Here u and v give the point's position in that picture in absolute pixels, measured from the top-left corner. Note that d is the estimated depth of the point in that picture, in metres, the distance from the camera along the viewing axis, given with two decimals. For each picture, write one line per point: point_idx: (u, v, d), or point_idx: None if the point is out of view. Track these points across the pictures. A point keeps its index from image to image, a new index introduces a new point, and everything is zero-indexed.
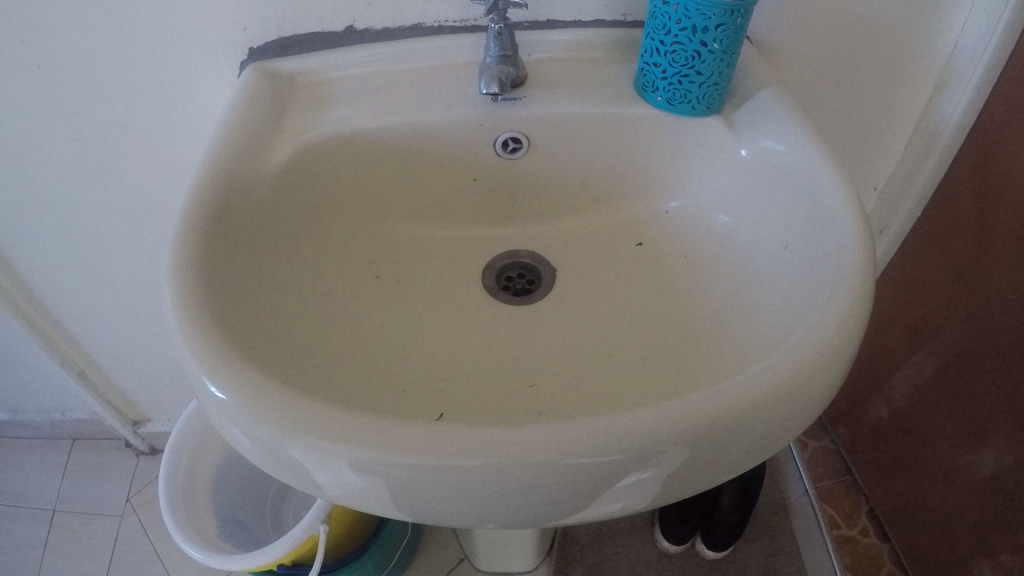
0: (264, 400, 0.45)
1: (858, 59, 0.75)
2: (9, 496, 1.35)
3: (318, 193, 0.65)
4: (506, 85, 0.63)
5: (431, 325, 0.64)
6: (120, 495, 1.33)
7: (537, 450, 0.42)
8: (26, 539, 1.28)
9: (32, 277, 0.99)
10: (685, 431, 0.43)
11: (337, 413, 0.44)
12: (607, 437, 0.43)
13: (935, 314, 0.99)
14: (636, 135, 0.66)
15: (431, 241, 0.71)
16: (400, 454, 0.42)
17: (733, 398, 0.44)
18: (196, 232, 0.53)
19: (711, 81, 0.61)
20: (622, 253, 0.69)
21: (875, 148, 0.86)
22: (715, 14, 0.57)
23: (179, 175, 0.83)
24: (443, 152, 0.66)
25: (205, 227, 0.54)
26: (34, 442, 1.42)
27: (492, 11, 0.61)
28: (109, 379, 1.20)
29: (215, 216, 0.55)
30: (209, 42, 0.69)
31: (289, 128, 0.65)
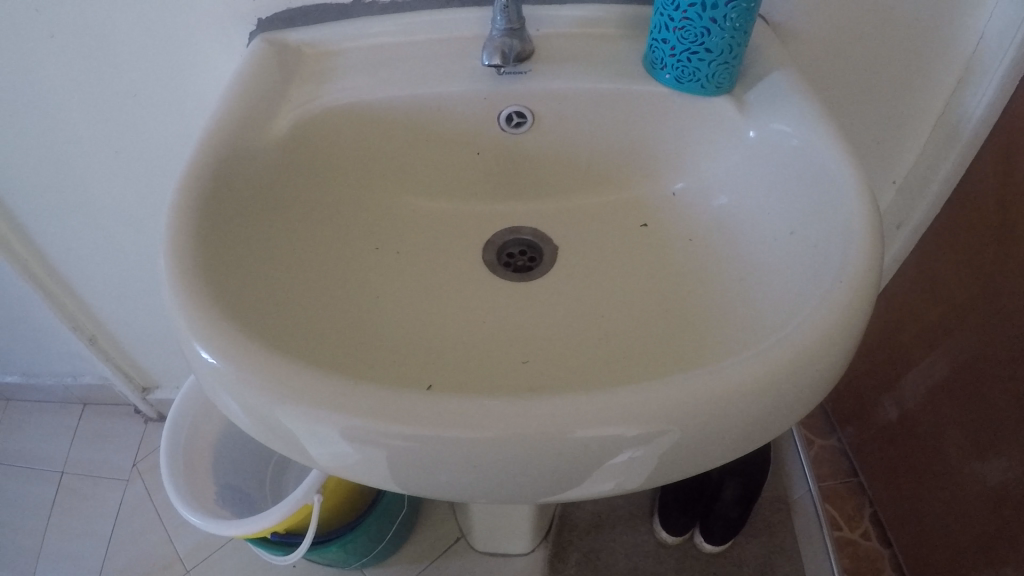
0: (252, 365, 0.45)
1: (878, 45, 0.73)
2: (21, 457, 1.38)
3: (319, 163, 0.65)
4: (507, 59, 0.62)
5: (431, 298, 0.63)
6: (127, 461, 1.35)
7: (520, 423, 0.42)
8: (35, 499, 1.32)
9: (47, 243, 1.01)
10: (674, 413, 0.42)
11: (324, 380, 0.44)
12: (591, 413, 0.42)
13: (949, 313, 0.96)
14: (642, 114, 0.65)
15: (432, 215, 0.70)
16: (386, 424, 0.42)
17: (724, 381, 0.43)
18: (195, 197, 0.53)
19: (721, 60, 0.60)
20: (625, 233, 0.68)
21: (894, 138, 0.84)
22: None
23: (184, 143, 0.83)
24: (449, 126, 0.66)
25: (203, 192, 0.54)
26: (46, 405, 1.46)
27: None
28: (121, 347, 1.22)
29: (214, 181, 0.55)
30: (217, 12, 0.69)
31: (293, 98, 0.65)
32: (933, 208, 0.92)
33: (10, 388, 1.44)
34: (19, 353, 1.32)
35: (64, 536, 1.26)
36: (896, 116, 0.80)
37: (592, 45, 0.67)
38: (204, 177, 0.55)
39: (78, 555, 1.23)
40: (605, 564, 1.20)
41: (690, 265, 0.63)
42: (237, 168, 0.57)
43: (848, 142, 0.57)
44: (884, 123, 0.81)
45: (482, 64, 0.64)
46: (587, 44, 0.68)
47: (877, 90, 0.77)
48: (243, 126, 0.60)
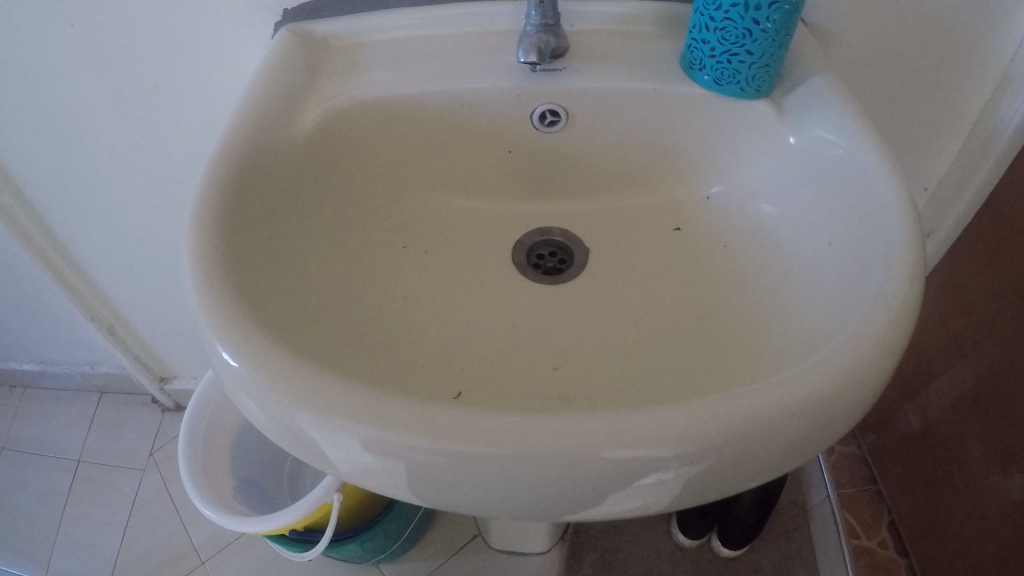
0: (273, 372, 0.44)
1: (919, 50, 0.70)
2: (38, 444, 1.39)
3: (348, 159, 0.64)
4: (544, 55, 0.61)
5: (459, 299, 0.62)
6: (143, 450, 1.36)
7: (551, 442, 0.41)
8: (51, 487, 1.32)
9: (67, 232, 1.00)
10: (709, 435, 0.41)
11: (347, 390, 0.43)
12: (623, 432, 0.41)
13: (976, 323, 0.94)
14: (678, 116, 0.64)
15: (461, 214, 0.69)
16: (410, 438, 0.41)
17: (761, 402, 0.42)
18: (221, 195, 0.52)
19: (762, 62, 0.58)
20: (658, 237, 0.66)
21: (929, 145, 0.81)
22: None
23: (206, 134, 0.81)
24: (480, 122, 0.64)
25: (228, 189, 0.53)
26: (63, 393, 1.46)
27: None
28: (138, 337, 1.22)
29: (238, 176, 0.54)
30: (243, 2, 0.68)
31: (320, 92, 0.63)
32: (967, 214, 0.90)
33: (28, 374, 1.44)
34: (37, 341, 1.32)
35: (80, 525, 1.27)
36: (934, 121, 0.78)
37: (628, 43, 0.65)
38: (230, 173, 0.54)
39: (94, 544, 1.24)
40: (620, 566, 1.20)
41: (725, 272, 0.62)
42: (262, 162, 0.56)
43: (891, 152, 0.55)
44: (921, 127, 0.79)
45: (517, 60, 0.63)
46: (622, 41, 0.66)
47: (918, 94, 0.75)
48: (268, 120, 0.58)
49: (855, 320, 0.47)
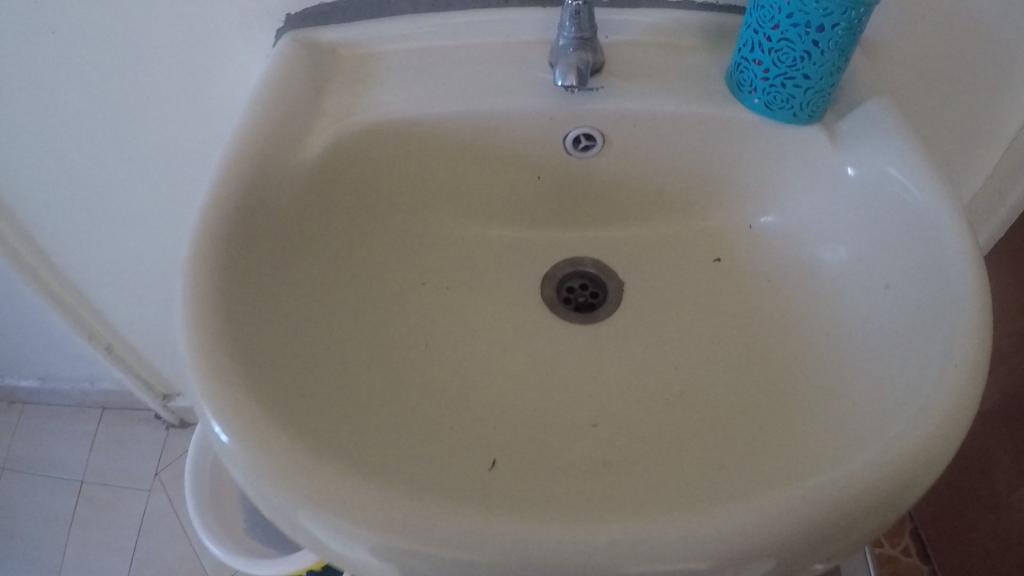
0: (280, 462, 0.39)
1: (967, 79, 0.65)
2: (38, 463, 1.36)
3: (361, 190, 0.59)
4: (585, 78, 0.55)
5: (484, 346, 0.58)
6: (149, 469, 1.33)
7: (597, 550, 0.37)
8: (54, 509, 1.30)
9: (59, 250, 0.94)
10: (766, 540, 0.37)
11: (366, 486, 0.38)
12: (679, 539, 0.37)
13: (1007, 341, 0.91)
14: (720, 140, 0.58)
15: (484, 242, 0.64)
16: (436, 545, 0.37)
17: (826, 501, 0.38)
18: (224, 245, 0.47)
19: (819, 87, 0.53)
20: (697, 270, 0.62)
21: (965, 167, 0.76)
22: (834, 11, 0.48)
23: (205, 146, 0.75)
24: (504, 148, 0.59)
25: (230, 236, 0.48)
26: (62, 408, 1.41)
27: None
28: (137, 355, 1.18)
29: (241, 220, 0.49)
30: (241, 8, 0.61)
31: (327, 112, 0.57)
32: (1006, 227, 0.85)
33: (25, 390, 1.38)
34: (34, 359, 1.27)
35: (88, 549, 1.25)
36: (985, 144, 0.73)
37: (664, 63, 0.60)
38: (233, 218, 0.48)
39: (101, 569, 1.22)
40: None
41: (772, 315, 0.58)
42: (267, 202, 0.51)
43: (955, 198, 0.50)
44: (970, 147, 0.74)
45: (554, 83, 0.56)
46: (656, 58, 0.60)
47: (970, 117, 0.69)
48: (272, 149, 0.53)
49: (923, 392, 0.43)
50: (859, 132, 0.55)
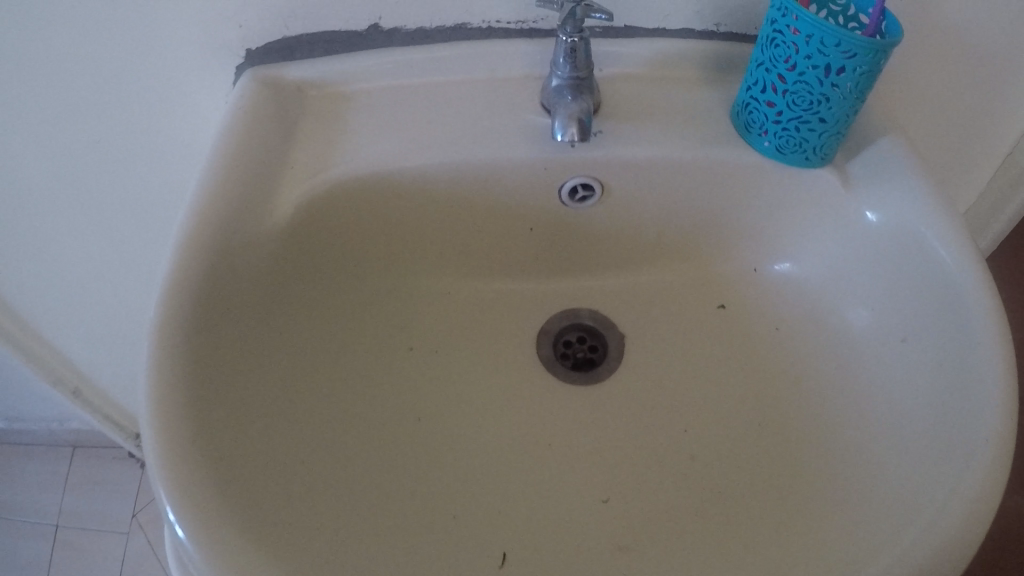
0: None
1: (974, 109, 0.62)
2: (8, 509, 1.30)
3: (340, 253, 0.54)
4: (586, 129, 0.50)
5: (481, 413, 0.54)
6: (126, 510, 1.28)
7: None
8: (29, 557, 1.24)
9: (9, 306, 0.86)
10: None
11: None
12: None
13: None
14: (725, 184, 0.54)
15: (475, 295, 0.60)
16: None
17: None
18: (192, 336, 0.42)
19: (835, 130, 0.49)
20: (701, 320, 0.58)
21: (961, 195, 0.74)
22: (857, 54, 0.44)
23: (169, 187, 0.68)
24: (495, 200, 0.54)
25: (198, 323, 0.42)
26: (29, 450, 1.36)
27: (566, 21, 0.49)
28: (106, 395, 1.09)
29: (210, 303, 0.44)
30: (197, 45, 0.55)
31: (295, 163, 0.52)
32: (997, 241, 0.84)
33: None
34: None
35: None
36: (984, 174, 0.70)
37: (662, 99, 0.56)
38: (200, 303, 0.43)
39: None
40: None
41: (783, 370, 0.55)
42: (236, 281, 0.46)
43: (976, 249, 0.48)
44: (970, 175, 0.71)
45: (552, 136, 0.51)
46: (651, 95, 0.56)
47: (972, 147, 0.67)
48: (239, 215, 0.47)
49: (957, 471, 0.40)
50: (871, 179, 0.52)
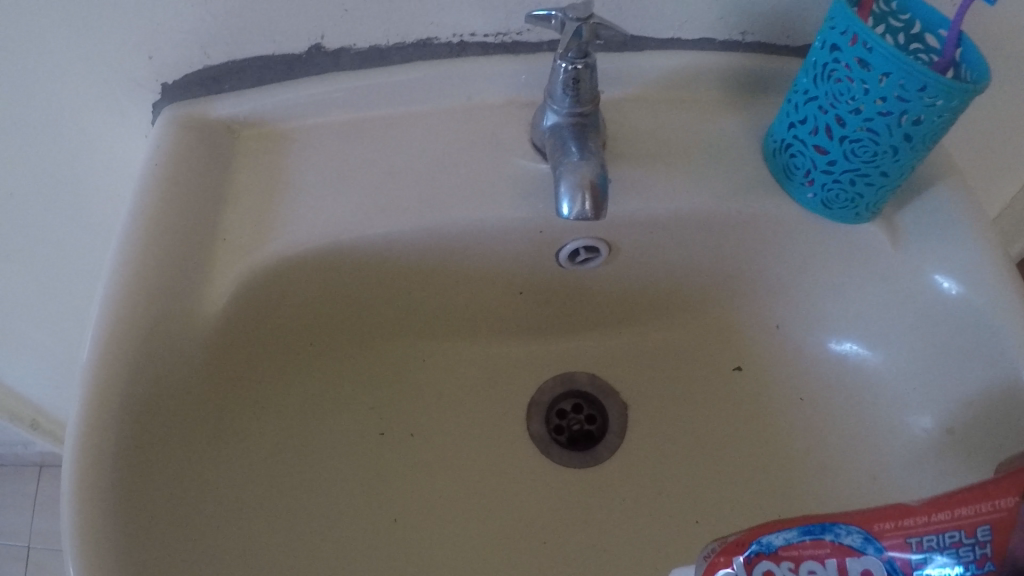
0: None
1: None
2: None
3: (293, 334, 0.46)
4: (602, 200, 0.37)
5: (469, 503, 0.48)
6: None
7: None
8: None
9: None
10: None
11: None
12: None
13: None
14: (750, 238, 0.46)
15: (453, 360, 0.52)
16: None
17: None
18: (113, 482, 0.35)
19: (897, 183, 0.40)
20: (714, 386, 0.51)
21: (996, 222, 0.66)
22: (943, 102, 0.35)
23: (94, 224, 0.56)
24: (480, 263, 0.46)
25: (122, 462, 0.35)
26: None
27: (569, 44, 0.38)
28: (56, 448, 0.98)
29: (133, 432, 0.36)
30: (100, 80, 0.44)
31: (230, 233, 0.42)
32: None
33: None
34: None
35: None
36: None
37: (672, 133, 0.47)
38: (121, 435, 0.36)
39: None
40: None
41: (808, 452, 0.48)
42: (165, 393, 0.38)
43: None
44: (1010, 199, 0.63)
45: (557, 211, 0.38)
46: (659, 127, 0.47)
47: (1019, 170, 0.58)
48: (166, 310, 0.39)
49: None
50: (927, 236, 0.43)
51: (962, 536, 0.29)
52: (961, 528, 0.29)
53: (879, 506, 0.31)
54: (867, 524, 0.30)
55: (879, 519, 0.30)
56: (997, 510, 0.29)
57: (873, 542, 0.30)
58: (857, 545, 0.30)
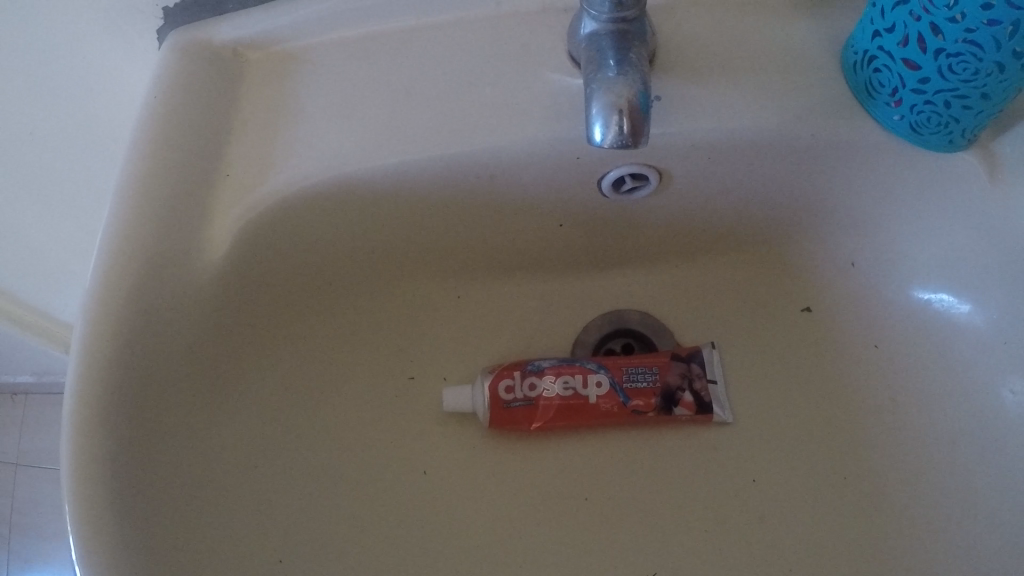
0: None
1: None
2: None
3: (313, 273, 0.43)
4: (642, 123, 0.31)
5: (503, 448, 0.45)
6: None
7: None
8: None
9: None
10: None
11: None
12: None
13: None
14: (822, 162, 0.40)
15: (488, 298, 0.48)
16: None
17: None
18: (119, 427, 0.33)
19: (999, 108, 0.34)
20: (777, 327, 0.46)
21: None
22: None
23: (107, 160, 0.54)
24: (510, 193, 0.41)
25: (128, 403, 0.34)
26: None
27: None
28: None
29: (141, 376, 0.35)
30: (98, 6, 0.41)
31: (235, 168, 0.39)
32: None
33: None
34: None
35: None
36: None
37: (733, 37, 0.40)
38: (127, 378, 0.34)
39: None
40: None
41: (876, 406, 0.42)
42: (173, 337, 0.36)
43: None
44: None
45: (588, 141, 0.32)
46: (718, 31, 0.40)
47: None
48: (168, 248, 0.37)
49: None
50: None
51: (647, 366, 0.44)
52: (646, 356, 0.45)
53: (615, 358, 0.44)
54: (603, 359, 0.44)
55: (610, 360, 0.44)
56: (660, 362, 0.45)
57: (604, 367, 0.44)
58: (595, 366, 0.44)
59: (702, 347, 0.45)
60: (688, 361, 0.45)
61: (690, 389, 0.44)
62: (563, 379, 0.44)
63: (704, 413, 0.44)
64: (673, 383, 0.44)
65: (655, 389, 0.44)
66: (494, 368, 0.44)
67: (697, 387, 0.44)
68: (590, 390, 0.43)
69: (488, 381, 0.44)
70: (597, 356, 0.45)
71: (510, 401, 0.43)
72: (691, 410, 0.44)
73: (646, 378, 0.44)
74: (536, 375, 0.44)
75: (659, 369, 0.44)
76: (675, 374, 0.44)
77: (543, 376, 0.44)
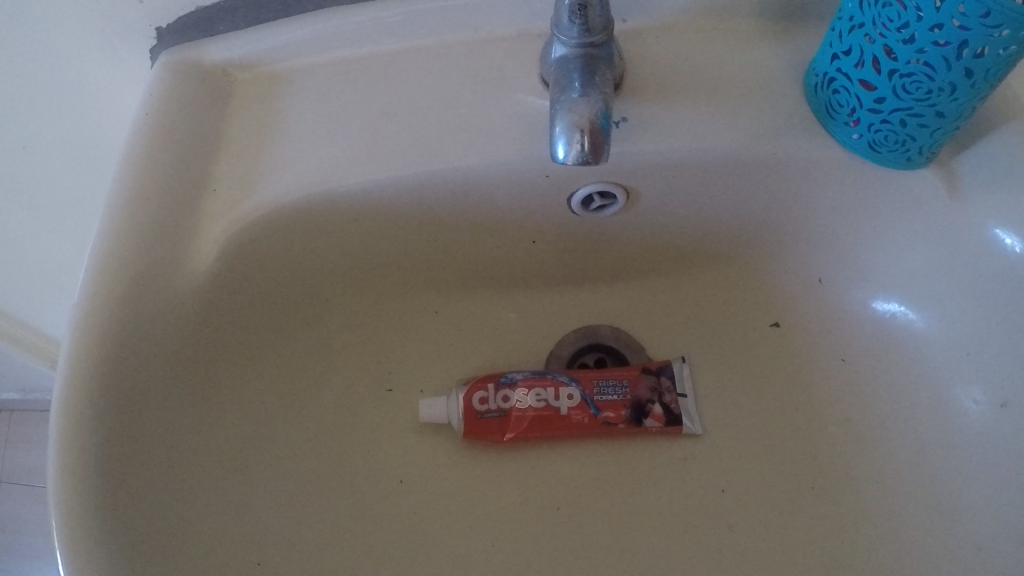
0: None
1: None
2: None
3: (295, 286, 0.44)
4: (603, 141, 0.33)
5: (478, 457, 0.46)
6: None
7: None
8: None
9: None
10: None
11: None
12: None
13: None
14: (784, 180, 0.41)
15: (466, 312, 0.49)
16: None
17: None
18: (103, 430, 0.34)
19: (954, 126, 0.35)
20: (747, 342, 0.47)
21: None
22: (1008, 33, 0.30)
23: (94, 176, 0.56)
24: (484, 209, 0.43)
25: (113, 404, 0.35)
26: None
27: None
28: None
29: (126, 380, 0.36)
30: (97, 27, 0.43)
31: (221, 184, 0.41)
32: None
33: None
34: None
35: None
36: None
37: (699, 61, 0.42)
38: (112, 382, 0.35)
39: None
40: None
41: (842, 418, 0.43)
42: (159, 343, 0.38)
43: None
44: None
45: (552, 159, 0.34)
46: (686, 56, 0.42)
47: None
48: (155, 258, 0.38)
49: None
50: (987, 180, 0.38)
51: (617, 379, 0.45)
52: (617, 370, 0.46)
53: (586, 372, 0.46)
54: (575, 372, 0.45)
55: (582, 374, 0.45)
56: (630, 376, 0.46)
57: (575, 380, 0.45)
58: (567, 379, 0.45)
59: (673, 361, 0.46)
60: (659, 374, 0.46)
61: (660, 401, 0.45)
62: (536, 391, 0.45)
63: (673, 425, 0.45)
64: (642, 396, 0.45)
65: (625, 402, 0.45)
66: (468, 381, 0.45)
67: (667, 399, 0.45)
68: (562, 402, 0.44)
69: (462, 394, 0.45)
70: (569, 370, 0.46)
71: (484, 412, 0.44)
72: (660, 422, 0.45)
73: (616, 390, 0.45)
74: (509, 387, 0.45)
75: (630, 382, 0.45)
76: (644, 387, 0.45)
77: (516, 388, 0.45)
